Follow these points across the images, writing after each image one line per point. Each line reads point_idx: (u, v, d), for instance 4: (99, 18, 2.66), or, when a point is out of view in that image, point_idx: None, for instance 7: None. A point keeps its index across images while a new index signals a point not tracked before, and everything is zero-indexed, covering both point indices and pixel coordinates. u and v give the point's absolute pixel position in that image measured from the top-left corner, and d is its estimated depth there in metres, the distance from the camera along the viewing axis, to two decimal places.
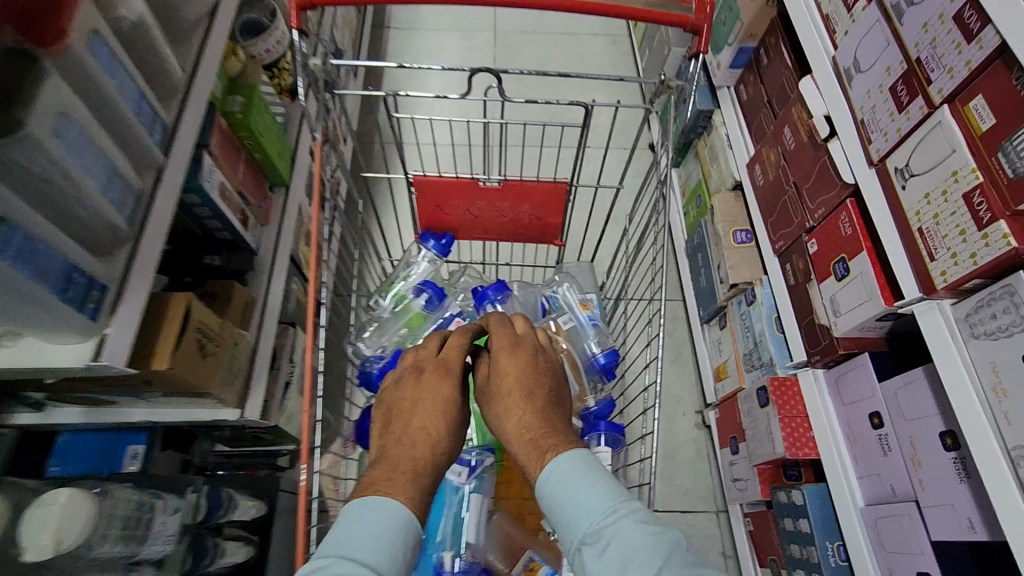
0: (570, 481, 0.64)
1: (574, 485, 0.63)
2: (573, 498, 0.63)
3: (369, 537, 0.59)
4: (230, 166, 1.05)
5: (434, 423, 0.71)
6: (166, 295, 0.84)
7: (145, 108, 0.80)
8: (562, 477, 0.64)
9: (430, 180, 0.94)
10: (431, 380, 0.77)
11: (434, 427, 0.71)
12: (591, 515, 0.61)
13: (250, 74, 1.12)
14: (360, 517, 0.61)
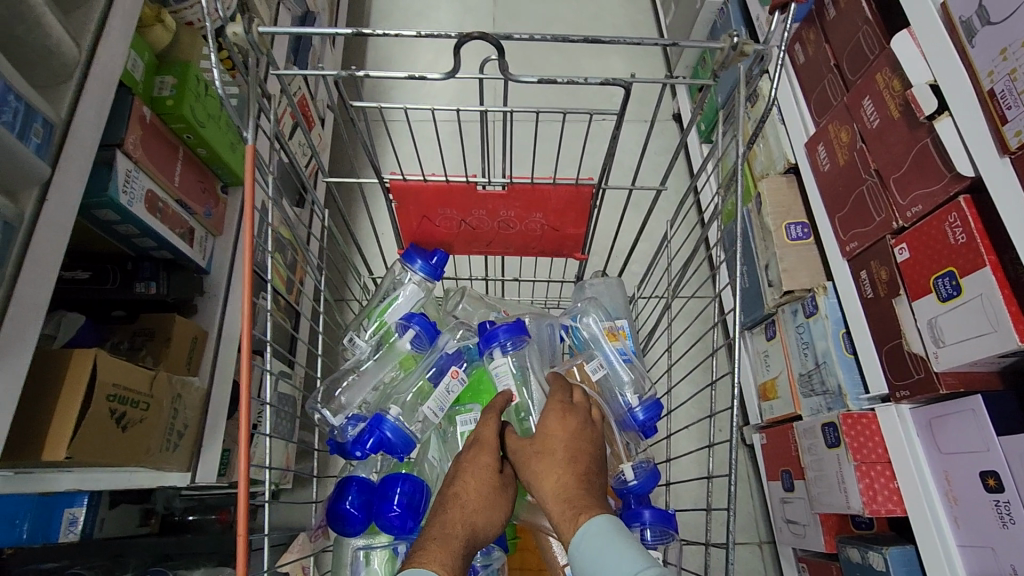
0: (600, 544, 0.49)
1: (603, 550, 0.48)
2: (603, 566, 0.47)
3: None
4: (161, 169, 0.83)
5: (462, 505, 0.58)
6: (66, 352, 0.63)
7: (13, 102, 0.59)
8: (589, 544, 0.49)
9: (414, 185, 0.72)
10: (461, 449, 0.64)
11: (458, 503, 0.58)
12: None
13: (184, 48, 0.88)
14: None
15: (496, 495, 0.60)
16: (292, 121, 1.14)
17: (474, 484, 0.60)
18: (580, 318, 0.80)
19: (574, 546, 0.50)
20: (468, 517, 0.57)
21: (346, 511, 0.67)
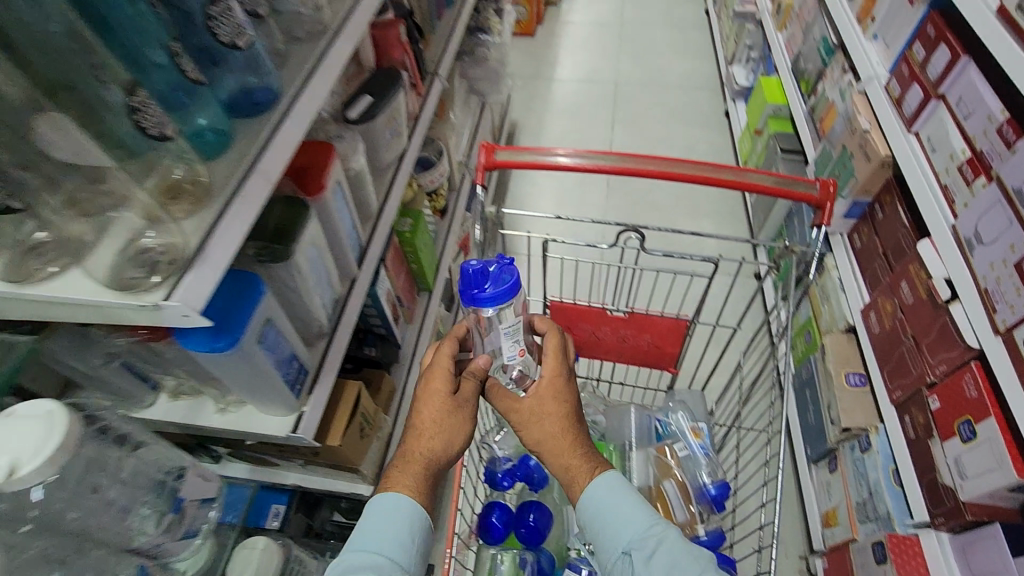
0: (614, 491, 0.73)
1: (618, 497, 0.72)
2: (613, 507, 0.71)
3: (403, 537, 0.69)
4: (394, 274, 1.26)
5: (421, 436, 0.76)
6: (343, 381, 1.01)
7: (354, 232, 1.04)
8: (604, 486, 0.73)
9: (566, 305, 1.07)
10: (423, 379, 0.80)
11: (419, 432, 0.76)
12: (635, 526, 0.69)
13: (419, 200, 1.36)
14: (384, 515, 0.70)
15: (452, 425, 0.77)
16: (455, 250, 1.63)
17: (434, 420, 0.76)
18: (671, 413, 1.08)
19: (584, 491, 0.74)
20: (428, 446, 0.75)
21: (492, 523, 0.95)
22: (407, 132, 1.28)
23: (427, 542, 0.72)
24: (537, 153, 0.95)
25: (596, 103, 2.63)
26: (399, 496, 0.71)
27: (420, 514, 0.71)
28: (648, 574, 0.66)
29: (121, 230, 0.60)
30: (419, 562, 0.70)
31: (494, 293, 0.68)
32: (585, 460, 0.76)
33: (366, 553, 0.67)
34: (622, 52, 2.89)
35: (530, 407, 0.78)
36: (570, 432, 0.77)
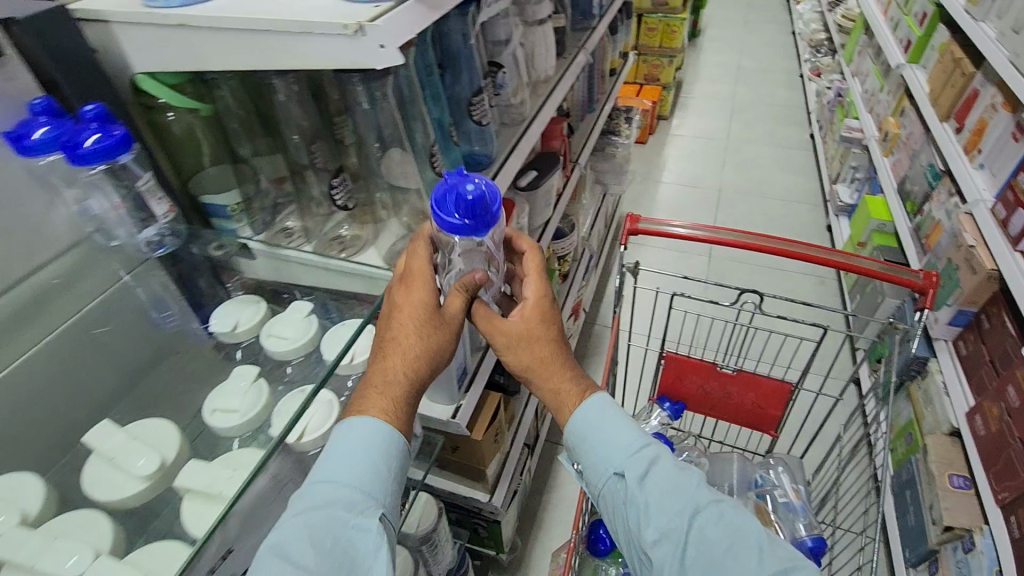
0: (608, 416, 0.74)
1: (609, 421, 0.73)
2: (606, 432, 0.73)
3: (377, 467, 0.61)
4: None
5: (404, 356, 0.65)
6: (486, 391, 1.20)
7: None
8: (597, 409, 0.74)
9: (680, 356, 1.22)
10: (399, 287, 0.68)
11: (398, 348, 0.65)
12: (627, 449, 0.71)
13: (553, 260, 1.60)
14: (357, 448, 0.61)
15: (436, 341, 0.67)
16: (570, 311, 1.83)
17: (419, 337, 0.65)
18: (770, 472, 1.17)
19: (574, 415, 0.74)
20: (411, 367, 0.65)
21: (601, 535, 1.08)
22: (554, 203, 1.55)
23: (402, 466, 0.64)
24: (666, 223, 1.18)
25: (701, 205, 2.86)
26: (375, 422, 0.62)
27: (398, 440, 0.63)
28: (643, 492, 0.68)
29: (393, 232, 0.87)
30: (393, 492, 0.63)
31: (499, 206, 0.66)
32: (575, 382, 0.76)
33: (336, 488, 0.58)
34: (727, 164, 3.15)
35: (523, 326, 0.74)
36: (563, 349, 0.76)
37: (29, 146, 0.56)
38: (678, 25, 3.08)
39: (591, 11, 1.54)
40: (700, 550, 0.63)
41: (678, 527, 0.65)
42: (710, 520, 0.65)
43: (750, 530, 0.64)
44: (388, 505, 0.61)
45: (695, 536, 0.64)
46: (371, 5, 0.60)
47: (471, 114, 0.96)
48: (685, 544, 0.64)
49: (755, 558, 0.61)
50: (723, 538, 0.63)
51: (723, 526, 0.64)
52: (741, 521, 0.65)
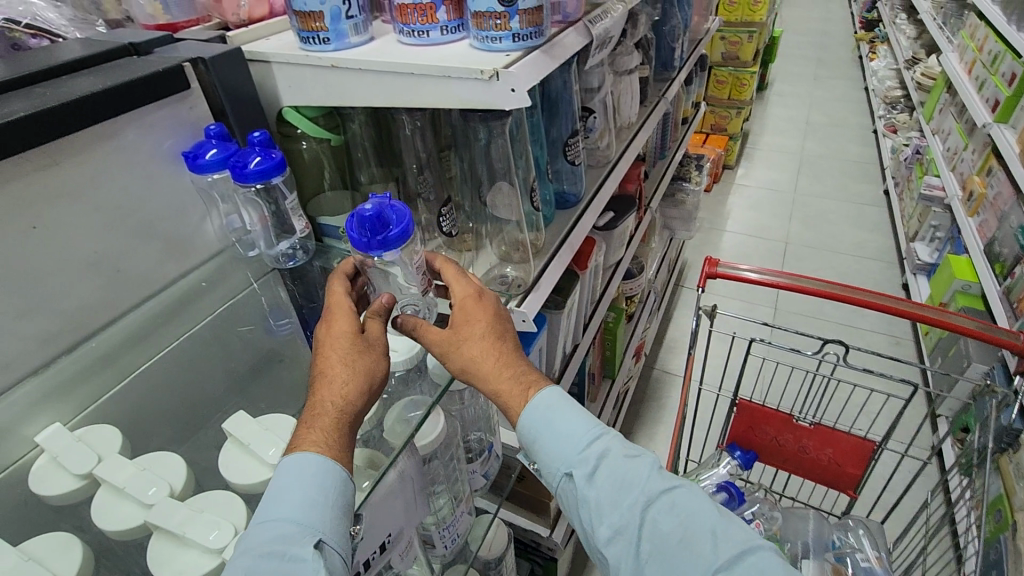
0: (556, 409, 0.69)
1: (561, 416, 0.69)
2: (554, 428, 0.68)
3: (315, 496, 0.53)
4: (595, 353, 1.49)
5: (332, 385, 0.58)
6: None
7: (587, 306, 1.30)
8: (545, 403, 0.68)
9: (754, 405, 1.19)
10: (323, 326, 0.65)
11: (325, 379, 0.59)
12: (577, 445, 0.68)
13: (622, 300, 1.62)
14: (292, 482, 0.53)
15: (367, 364, 0.61)
16: (634, 352, 1.83)
17: (345, 362, 0.60)
18: (848, 533, 1.12)
19: (522, 415, 0.68)
20: (342, 394, 0.58)
21: None
22: (627, 244, 1.58)
23: (349, 495, 0.56)
24: (747, 269, 1.20)
25: (766, 255, 2.82)
26: (309, 456, 0.54)
27: (338, 469, 0.55)
28: (593, 490, 0.66)
29: (488, 260, 0.92)
30: (341, 523, 0.55)
31: (397, 232, 0.61)
32: (525, 374, 0.69)
33: (271, 524, 0.51)
34: (795, 217, 3.10)
35: (450, 330, 0.69)
36: (500, 344, 0.69)
37: (202, 164, 0.66)
38: (748, 79, 3.12)
39: (673, 63, 1.61)
40: (654, 541, 0.62)
41: (631, 521, 0.64)
42: (662, 510, 0.63)
43: (703, 516, 0.63)
44: (333, 537, 0.53)
45: (649, 529, 0.63)
46: (503, 54, 0.67)
47: (566, 154, 1.02)
48: (638, 539, 0.63)
49: (709, 544, 0.60)
50: (677, 527, 0.62)
51: (676, 515, 0.63)
52: (694, 508, 0.63)
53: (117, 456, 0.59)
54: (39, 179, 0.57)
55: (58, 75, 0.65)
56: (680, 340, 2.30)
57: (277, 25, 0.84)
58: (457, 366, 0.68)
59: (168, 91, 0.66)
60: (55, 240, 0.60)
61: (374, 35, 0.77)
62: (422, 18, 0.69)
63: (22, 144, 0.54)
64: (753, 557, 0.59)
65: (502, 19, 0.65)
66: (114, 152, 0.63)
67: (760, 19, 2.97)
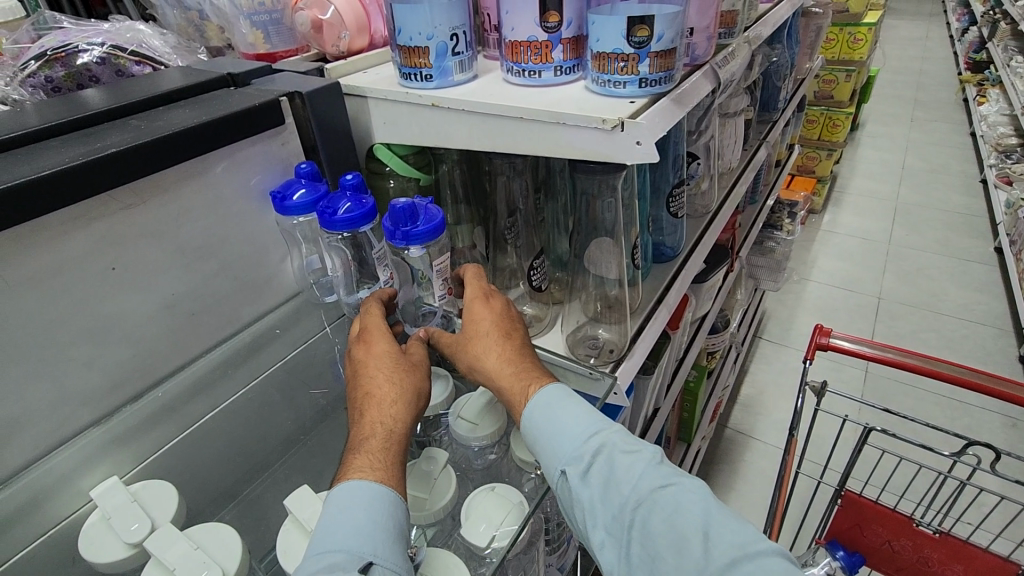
0: (550, 402, 0.58)
1: (557, 408, 0.57)
2: (549, 424, 0.57)
3: (362, 522, 0.46)
4: (672, 415, 1.36)
5: (380, 405, 0.54)
6: None
7: (673, 366, 1.18)
8: (546, 398, 0.58)
9: (865, 502, 1.03)
10: (356, 348, 0.61)
11: (373, 400, 0.55)
12: (571, 439, 0.56)
13: (704, 357, 1.47)
14: (338, 510, 0.47)
15: (411, 384, 0.57)
16: (711, 412, 1.67)
17: (392, 380, 0.56)
18: None
19: (523, 411, 0.59)
20: (390, 413, 0.54)
21: None
22: (717, 296, 1.44)
23: (403, 522, 0.49)
24: (866, 344, 1.05)
25: (857, 310, 2.57)
26: (362, 482, 0.49)
27: (393, 493, 0.49)
28: (583, 490, 0.54)
29: (574, 316, 0.82)
30: (397, 545, 0.47)
31: (425, 229, 0.58)
32: (539, 369, 0.62)
33: (319, 558, 0.44)
34: (889, 270, 2.84)
35: (461, 335, 0.64)
36: (513, 341, 0.63)
37: (289, 206, 0.62)
38: (842, 120, 2.92)
39: (777, 105, 1.48)
40: (646, 547, 0.50)
41: (622, 524, 0.52)
42: (655, 511, 0.51)
43: (699, 519, 0.50)
44: (390, 561, 0.45)
45: (641, 533, 0.51)
46: (626, 100, 0.59)
47: (669, 204, 0.91)
48: (628, 545, 0.51)
49: (705, 551, 0.48)
50: (671, 532, 0.49)
51: (672, 516, 0.50)
52: (692, 509, 0.50)
53: (172, 526, 0.54)
54: (125, 217, 0.56)
55: (157, 105, 0.62)
56: (756, 398, 2.11)
57: (377, 57, 0.80)
58: (476, 370, 0.62)
59: (262, 127, 0.64)
60: (137, 282, 0.60)
61: (478, 72, 0.71)
62: (536, 57, 0.62)
63: (111, 181, 0.52)
64: (752, 565, 0.46)
65: (629, 62, 0.58)
66: (203, 188, 0.62)
67: (860, 58, 2.76)
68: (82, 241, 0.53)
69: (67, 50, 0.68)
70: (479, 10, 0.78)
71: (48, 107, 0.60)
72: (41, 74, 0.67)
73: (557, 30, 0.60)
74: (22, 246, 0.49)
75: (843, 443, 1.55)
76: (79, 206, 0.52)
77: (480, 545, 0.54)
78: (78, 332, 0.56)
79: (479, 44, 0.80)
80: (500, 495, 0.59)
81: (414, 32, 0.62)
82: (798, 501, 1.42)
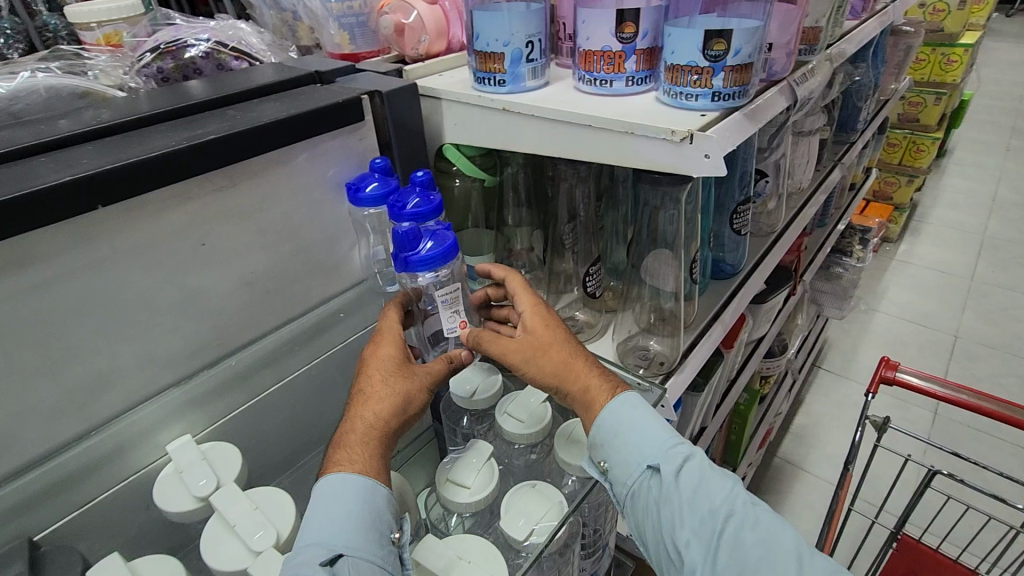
0: (638, 409, 0.58)
1: (645, 411, 0.58)
2: (640, 423, 0.57)
3: (335, 515, 0.49)
4: (719, 436, 1.32)
5: (370, 403, 0.55)
6: None
7: (726, 383, 1.15)
8: (632, 403, 0.59)
9: (923, 546, 0.97)
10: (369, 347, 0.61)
11: (363, 397, 0.56)
12: (661, 443, 0.56)
13: (757, 381, 1.43)
14: (317, 505, 0.50)
15: (407, 386, 0.57)
16: (760, 438, 1.61)
17: (385, 381, 0.57)
18: None
19: (602, 416, 0.59)
20: (375, 411, 0.55)
21: None
22: (776, 319, 1.39)
23: (382, 505, 0.51)
24: (939, 381, 0.99)
25: (930, 347, 2.42)
26: (338, 476, 0.51)
27: (369, 483, 0.51)
28: (673, 490, 0.54)
29: (626, 326, 0.82)
30: (371, 534, 0.49)
31: (431, 255, 0.56)
32: (607, 377, 0.62)
33: (296, 551, 0.47)
34: (970, 308, 2.64)
35: (529, 342, 0.61)
36: (580, 350, 0.62)
37: (362, 197, 0.66)
38: (928, 145, 2.75)
39: (856, 125, 1.42)
40: (736, 554, 0.51)
41: (712, 527, 0.52)
42: (747, 522, 0.52)
43: (789, 539, 0.52)
44: (361, 550, 0.47)
45: (731, 539, 0.52)
46: (698, 113, 0.59)
47: (733, 221, 0.90)
48: (719, 549, 0.51)
49: (797, 566, 0.50)
50: (763, 544, 0.51)
51: (763, 530, 0.52)
52: (781, 528, 0.52)
53: (233, 486, 0.58)
54: (218, 198, 0.61)
55: (250, 98, 0.67)
56: (810, 429, 2.02)
57: (453, 61, 0.83)
58: (551, 376, 0.60)
59: (343, 122, 0.68)
60: (221, 260, 0.65)
61: (549, 79, 0.72)
62: (608, 66, 0.63)
63: (206, 166, 0.57)
64: None
65: (703, 75, 0.58)
66: (285, 176, 0.67)
67: (953, 80, 2.59)
68: (177, 219, 0.59)
69: (178, 44, 0.75)
70: (555, 19, 0.80)
71: (158, 95, 0.67)
72: (154, 65, 0.74)
73: (632, 41, 0.61)
74: (128, 218, 0.55)
75: (902, 485, 1.46)
76: (178, 186, 0.57)
77: (518, 538, 0.55)
78: (166, 301, 0.62)
79: (552, 51, 0.82)
80: (541, 493, 0.59)
81: (492, 38, 0.64)
82: (847, 541, 1.35)
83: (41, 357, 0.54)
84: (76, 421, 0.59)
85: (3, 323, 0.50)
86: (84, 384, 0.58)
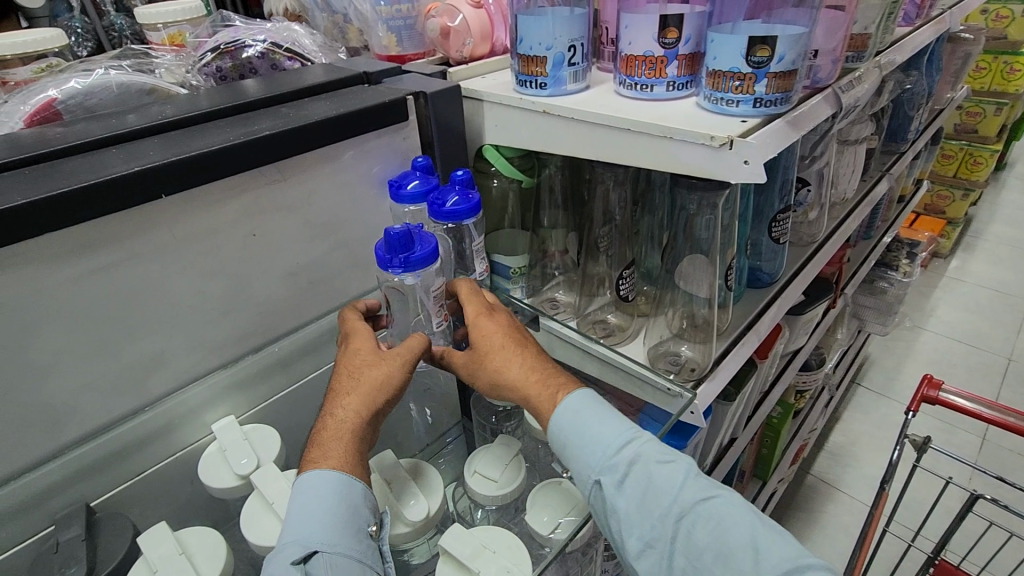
0: (585, 412, 0.58)
1: (583, 419, 0.57)
2: (586, 429, 0.56)
3: (310, 514, 0.50)
4: (749, 447, 1.30)
5: (338, 399, 0.57)
6: None
7: (760, 393, 1.13)
8: (569, 411, 0.57)
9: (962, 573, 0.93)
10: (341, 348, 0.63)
11: (334, 394, 0.57)
12: (605, 450, 0.55)
13: (791, 394, 1.39)
14: (294, 504, 0.51)
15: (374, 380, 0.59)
16: (794, 454, 1.58)
17: (352, 377, 0.58)
18: None
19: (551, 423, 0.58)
20: (344, 406, 0.56)
21: None
22: (814, 332, 1.36)
23: (357, 503, 0.52)
24: (986, 403, 0.94)
25: (980, 368, 2.31)
26: (314, 474, 0.52)
27: (342, 480, 0.52)
28: (618, 500, 0.53)
29: (658, 330, 0.82)
30: (346, 530, 0.50)
31: (427, 253, 0.58)
32: (555, 378, 0.61)
33: (276, 549, 0.49)
34: None
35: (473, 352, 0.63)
36: (523, 351, 0.62)
37: (402, 194, 0.68)
38: (986, 157, 2.62)
39: (908, 135, 1.38)
40: (690, 558, 0.51)
41: (664, 534, 0.52)
42: (697, 523, 0.51)
43: (744, 528, 0.50)
44: (337, 545, 0.49)
45: (682, 543, 0.51)
46: (738, 119, 0.59)
47: (772, 229, 0.89)
48: (672, 556, 0.52)
49: (753, 562, 0.49)
50: (714, 543, 0.50)
51: (714, 527, 0.50)
52: (737, 520, 0.51)
53: (273, 465, 0.61)
54: (270, 191, 0.65)
55: (300, 97, 0.70)
56: (847, 447, 1.96)
57: (495, 64, 0.85)
58: (496, 380, 0.61)
59: (386, 122, 0.70)
60: (268, 250, 0.68)
61: (590, 83, 0.73)
62: (649, 71, 0.63)
63: (258, 159, 0.60)
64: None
65: (744, 81, 0.58)
66: (331, 172, 0.69)
67: (1016, 90, 2.46)
68: (230, 209, 0.62)
69: (236, 45, 0.79)
70: (597, 23, 0.81)
71: (216, 93, 0.70)
72: (213, 64, 0.78)
73: (674, 47, 0.61)
74: (187, 207, 0.58)
75: (942, 510, 1.40)
76: (232, 179, 0.60)
77: (543, 532, 0.57)
78: (216, 288, 0.65)
79: (593, 55, 0.82)
80: (567, 490, 0.62)
81: (535, 42, 0.65)
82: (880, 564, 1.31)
83: (104, 334, 0.58)
84: (131, 397, 0.63)
85: (72, 303, 0.54)
86: (141, 362, 0.62)
